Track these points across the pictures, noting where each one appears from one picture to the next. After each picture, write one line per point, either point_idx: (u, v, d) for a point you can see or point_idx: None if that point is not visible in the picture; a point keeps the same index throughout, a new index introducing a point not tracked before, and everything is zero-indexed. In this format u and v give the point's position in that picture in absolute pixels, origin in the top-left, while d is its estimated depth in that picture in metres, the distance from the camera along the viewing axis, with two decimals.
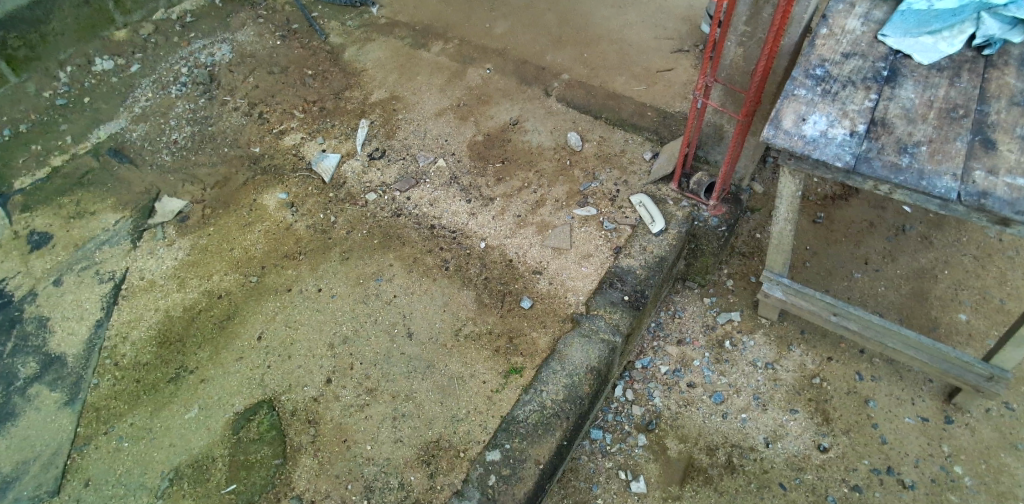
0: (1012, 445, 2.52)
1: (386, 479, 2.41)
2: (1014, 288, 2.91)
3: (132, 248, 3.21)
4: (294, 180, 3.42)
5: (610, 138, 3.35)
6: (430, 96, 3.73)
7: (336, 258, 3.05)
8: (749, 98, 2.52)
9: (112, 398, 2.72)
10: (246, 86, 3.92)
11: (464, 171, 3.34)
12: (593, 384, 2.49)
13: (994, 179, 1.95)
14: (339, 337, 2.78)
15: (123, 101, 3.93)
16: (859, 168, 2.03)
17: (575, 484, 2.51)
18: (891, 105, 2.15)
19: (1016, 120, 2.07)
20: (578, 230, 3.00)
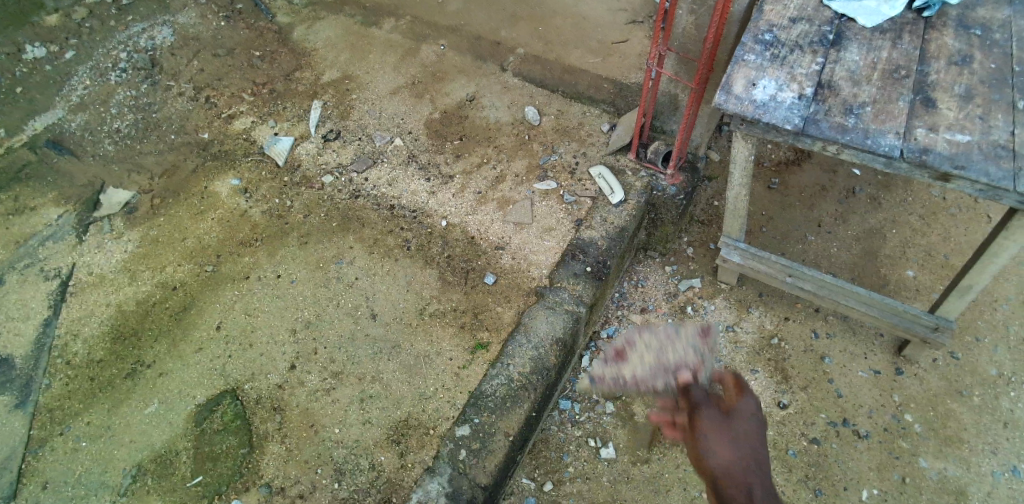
0: (958, 392, 2.64)
1: (356, 461, 2.39)
2: (957, 244, 3.03)
3: (79, 243, 3.08)
4: (246, 165, 3.33)
5: (567, 112, 3.35)
6: (384, 75, 3.66)
7: (294, 243, 2.99)
8: (701, 65, 2.51)
9: (65, 399, 2.62)
10: (190, 70, 3.78)
11: (422, 150, 3.29)
12: (559, 355, 2.51)
13: (934, 136, 2.02)
14: (301, 321, 2.74)
15: (60, 90, 3.75)
16: (807, 130, 2.07)
17: (546, 454, 2.54)
18: (836, 67, 2.20)
19: (954, 78, 2.14)
20: (539, 204, 3.00)
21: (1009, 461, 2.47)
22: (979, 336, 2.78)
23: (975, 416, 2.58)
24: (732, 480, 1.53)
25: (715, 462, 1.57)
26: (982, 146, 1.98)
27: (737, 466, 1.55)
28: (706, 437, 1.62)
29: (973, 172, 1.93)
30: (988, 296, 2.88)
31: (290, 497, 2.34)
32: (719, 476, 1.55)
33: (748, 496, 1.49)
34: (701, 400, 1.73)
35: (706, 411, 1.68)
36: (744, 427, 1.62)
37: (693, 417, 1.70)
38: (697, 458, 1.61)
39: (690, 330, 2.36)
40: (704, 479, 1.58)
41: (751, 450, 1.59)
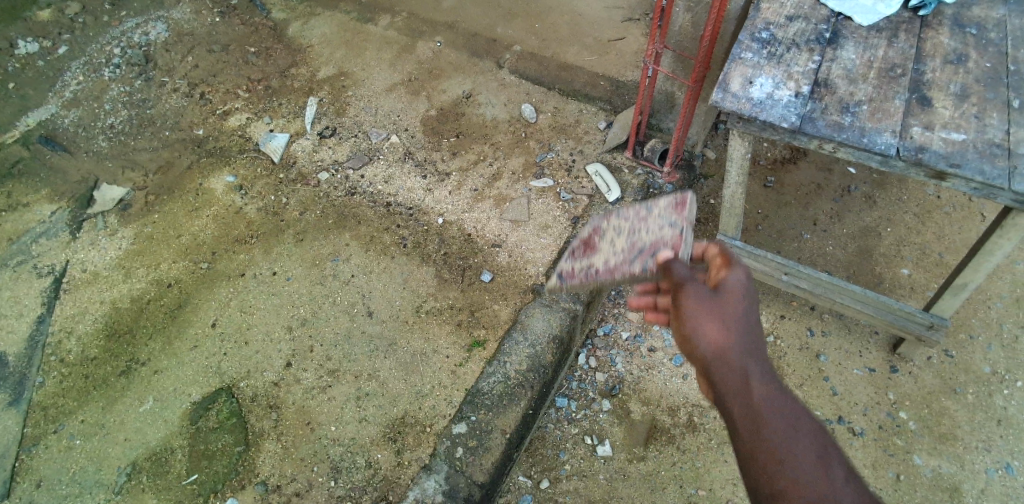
0: (952, 390, 2.66)
1: (352, 459, 2.39)
2: (951, 242, 3.05)
3: (72, 240, 3.06)
4: (241, 161, 3.31)
5: (564, 109, 3.34)
6: (380, 71, 3.65)
7: (290, 240, 2.98)
8: (698, 63, 2.51)
9: (59, 396, 2.61)
10: (185, 66, 3.75)
11: (418, 147, 3.28)
12: (556, 352, 2.51)
13: (930, 134, 2.02)
14: (297, 319, 2.73)
15: (53, 86, 3.72)
16: (804, 128, 2.08)
17: (542, 452, 2.54)
18: (833, 66, 2.21)
19: (950, 77, 2.14)
20: (535, 202, 3.00)
21: (1002, 458, 2.49)
22: (972, 334, 2.79)
23: (969, 413, 2.59)
24: (725, 364, 1.42)
25: (704, 346, 1.45)
26: (977, 145, 1.98)
27: (728, 347, 1.43)
28: (692, 319, 1.49)
29: (968, 170, 1.94)
30: (982, 294, 2.89)
31: (287, 495, 2.33)
32: (711, 360, 1.43)
33: (743, 377, 1.38)
34: (685, 277, 1.58)
35: (692, 288, 1.54)
36: (733, 300, 1.48)
37: (679, 296, 1.56)
38: (686, 342, 1.49)
39: (663, 206, 2.15)
40: (695, 362, 1.47)
41: (744, 325, 1.46)
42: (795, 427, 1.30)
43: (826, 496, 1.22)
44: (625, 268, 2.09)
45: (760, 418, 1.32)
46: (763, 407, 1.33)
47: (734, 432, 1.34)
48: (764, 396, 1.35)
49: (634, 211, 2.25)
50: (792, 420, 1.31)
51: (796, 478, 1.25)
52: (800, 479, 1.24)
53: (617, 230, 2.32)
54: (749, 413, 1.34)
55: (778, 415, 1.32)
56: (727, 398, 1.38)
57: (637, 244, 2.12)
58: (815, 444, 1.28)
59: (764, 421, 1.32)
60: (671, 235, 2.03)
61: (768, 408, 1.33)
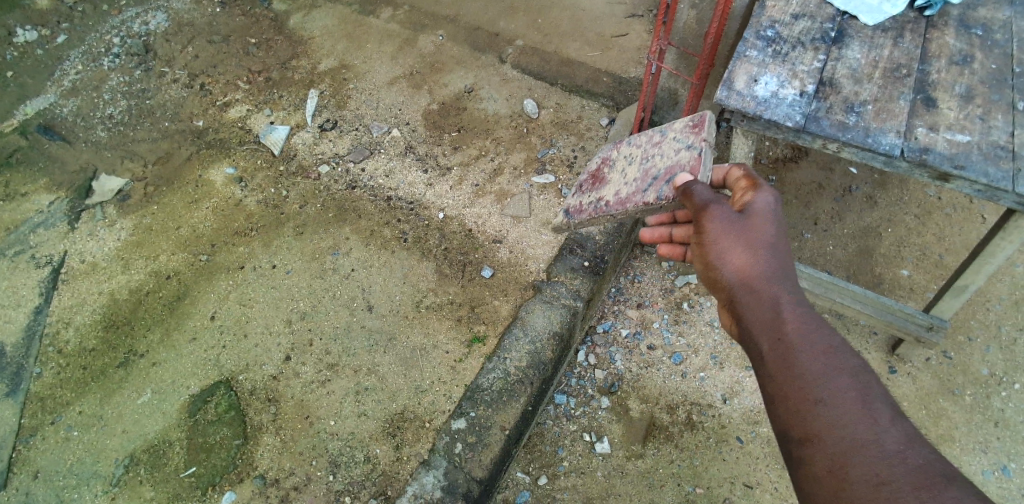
0: (950, 391, 2.66)
1: (351, 453, 2.39)
2: (951, 244, 3.05)
3: (70, 230, 3.05)
4: (241, 153, 3.30)
5: (566, 105, 3.33)
6: (381, 64, 3.63)
7: (290, 233, 2.97)
8: (702, 60, 2.49)
9: (57, 387, 2.60)
10: (185, 57, 3.73)
11: (419, 141, 3.27)
12: (556, 349, 2.51)
13: (935, 135, 2.02)
14: (296, 313, 2.72)
15: (51, 75, 3.69)
16: (808, 127, 2.07)
17: (541, 449, 2.54)
18: (838, 65, 2.20)
19: (955, 78, 2.14)
20: (537, 198, 2.99)
21: (999, 460, 2.49)
22: (971, 335, 2.80)
23: (967, 415, 2.60)
24: (751, 290, 1.55)
25: (729, 273, 1.59)
26: (982, 146, 1.98)
27: (754, 274, 1.56)
28: (718, 245, 1.63)
29: (972, 172, 1.93)
30: (981, 295, 2.89)
31: (284, 489, 2.33)
32: (736, 287, 1.58)
33: (770, 303, 1.50)
34: (711, 202, 1.72)
35: (716, 213, 1.67)
36: (759, 226, 1.61)
37: (704, 221, 1.70)
38: (712, 270, 1.64)
39: (677, 129, 2.38)
40: (720, 289, 1.61)
41: (769, 251, 1.59)
42: (827, 356, 1.38)
43: (863, 438, 1.27)
44: (644, 192, 2.30)
45: (788, 345, 1.42)
46: (792, 335, 1.43)
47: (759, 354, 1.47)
48: (792, 323, 1.45)
49: (653, 138, 2.46)
50: (826, 351, 1.39)
51: (832, 418, 1.31)
52: (837, 418, 1.31)
53: (636, 159, 2.52)
54: (775, 340, 1.44)
55: (807, 342, 1.41)
56: (753, 327, 1.50)
57: (655, 170, 2.34)
58: (853, 383, 1.34)
59: (793, 349, 1.41)
60: (689, 154, 2.22)
61: (795, 335, 1.42)
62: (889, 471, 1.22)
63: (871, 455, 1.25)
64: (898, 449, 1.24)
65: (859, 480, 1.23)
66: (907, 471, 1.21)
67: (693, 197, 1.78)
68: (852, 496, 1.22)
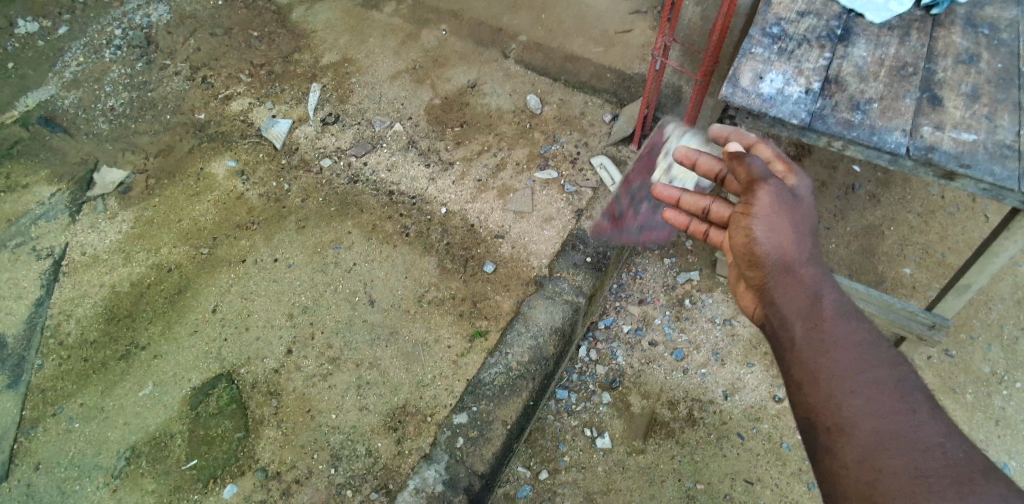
0: (951, 390, 2.66)
1: (352, 447, 2.39)
2: (953, 243, 3.05)
3: (72, 222, 3.04)
4: (243, 146, 3.29)
5: (570, 101, 3.32)
6: (384, 58, 3.62)
7: (292, 227, 2.96)
8: (707, 57, 2.48)
9: (58, 379, 2.60)
10: (187, 49, 3.72)
11: (422, 136, 3.27)
12: (558, 345, 2.50)
13: (941, 134, 2.01)
14: (298, 306, 2.72)
15: (52, 66, 3.68)
16: (814, 125, 2.07)
17: (542, 444, 2.55)
18: (844, 63, 2.19)
19: (961, 77, 2.13)
20: (539, 193, 2.99)
21: (999, 458, 2.50)
22: (973, 334, 2.80)
23: (968, 413, 2.60)
24: (792, 276, 1.51)
25: (773, 253, 1.53)
26: (987, 145, 1.98)
27: (796, 259, 1.52)
28: (766, 221, 1.55)
29: (978, 171, 1.93)
30: (983, 294, 2.90)
31: (286, 482, 2.33)
32: (776, 269, 1.52)
33: (812, 290, 1.48)
34: (764, 171, 1.61)
35: (771, 186, 1.58)
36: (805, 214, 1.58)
37: (755, 192, 1.59)
38: (754, 245, 1.56)
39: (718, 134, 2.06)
40: (759, 267, 1.55)
41: (810, 239, 1.56)
42: (866, 349, 1.37)
43: (899, 430, 1.25)
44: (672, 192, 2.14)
45: (827, 335, 1.39)
46: (831, 325, 1.41)
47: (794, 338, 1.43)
48: (833, 313, 1.42)
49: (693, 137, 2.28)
50: (864, 344, 1.37)
51: (867, 409, 1.29)
52: (871, 409, 1.29)
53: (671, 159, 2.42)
54: (813, 328, 1.42)
55: (847, 333, 1.39)
56: (791, 313, 1.47)
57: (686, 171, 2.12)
58: (892, 377, 1.32)
59: (831, 339, 1.39)
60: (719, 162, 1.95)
61: (835, 326, 1.40)
62: (927, 463, 1.20)
63: (909, 448, 1.23)
64: (938, 440, 1.22)
65: (895, 471, 1.21)
66: (946, 465, 1.19)
67: (743, 157, 1.64)
68: (889, 488, 1.20)
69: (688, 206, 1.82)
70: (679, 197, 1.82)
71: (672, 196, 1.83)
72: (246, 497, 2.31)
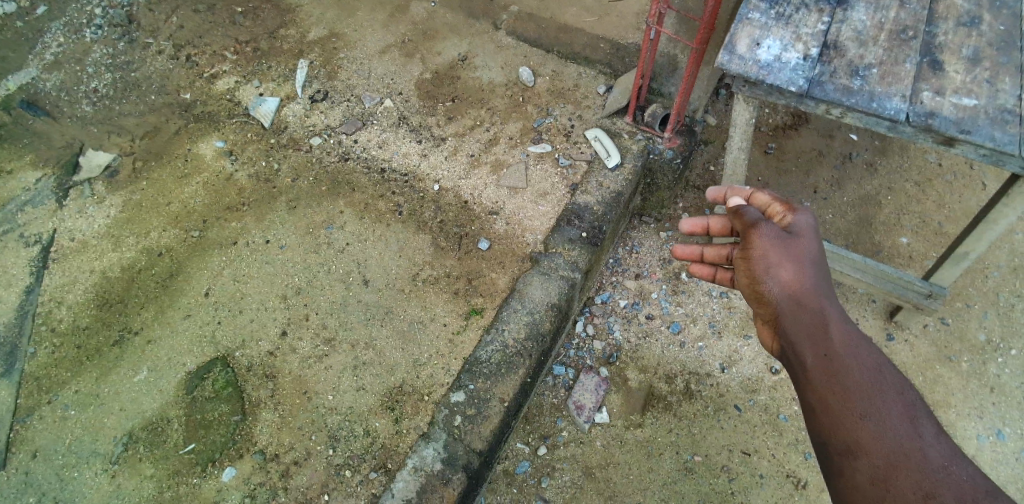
0: (947, 358, 2.66)
1: (350, 427, 2.38)
2: (951, 211, 3.03)
3: (59, 208, 2.99)
4: (230, 126, 3.23)
5: (563, 72, 3.26)
6: (373, 32, 3.54)
7: (283, 208, 2.92)
8: (703, 25, 2.42)
9: (52, 367, 2.58)
10: (169, 27, 3.62)
11: (413, 111, 3.20)
12: (554, 320, 2.47)
13: (941, 99, 1.97)
14: (292, 288, 2.69)
15: (32, 47, 3.59)
16: (812, 92, 2.02)
17: (541, 420, 2.55)
18: (843, 27, 2.14)
19: (962, 40, 2.08)
20: (533, 168, 2.94)
21: (994, 425, 2.51)
22: (969, 302, 2.79)
23: (964, 381, 2.61)
24: (802, 309, 1.47)
25: (778, 289, 1.51)
26: (989, 111, 1.93)
27: (804, 292, 1.48)
28: (765, 261, 1.54)
29: (978, 137, 1.90)
30: (980, 263, 2.88)
31: (285, 463, 2.33)
32: (784, 303, 1.49)
33: (820, 319, 1.43)
34: (755, 217, 1.62)
35: (764, 228, 1.58)
36: (805, 246, 1.55)
37: (751, 235, 1.60)
38: (758, 285, 1.54)
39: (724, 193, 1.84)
40: (767, 304, 1.52)
41: (817, 271, 1.52)
42: (875, 374, 1.34)
43: (906, 451, 1.24)
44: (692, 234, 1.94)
45: (836, 361, 1.36)
46: (841, 351, 1.37)
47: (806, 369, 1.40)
48: (841, 340, 1.39)
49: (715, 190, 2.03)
50: (873, 369, 1.34)
51: (876, 431, 1.26)
52: (881, 431, 1.27)
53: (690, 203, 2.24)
54: (823, 355, 1.38)
55: (856, 360, 1.36)
56: (799, 342, 1.43)
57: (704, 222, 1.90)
58: (900, 401, 1.30)
59: (841, 366, 1.35)
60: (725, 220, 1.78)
61: (845, 353, 1.37)
62: (935, 485, 1.19)
63: (916, 468, 1.22)
64: (943, 462, 1.22)
65: (904, 492, 1.20)
66: (954, 486, 1.18)
67: (736, 210, 1.67)
68: None
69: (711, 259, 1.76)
70: (699, 252, 1.77)
71: (693, 253, 1.78)
72: (245, 480, 2.31)
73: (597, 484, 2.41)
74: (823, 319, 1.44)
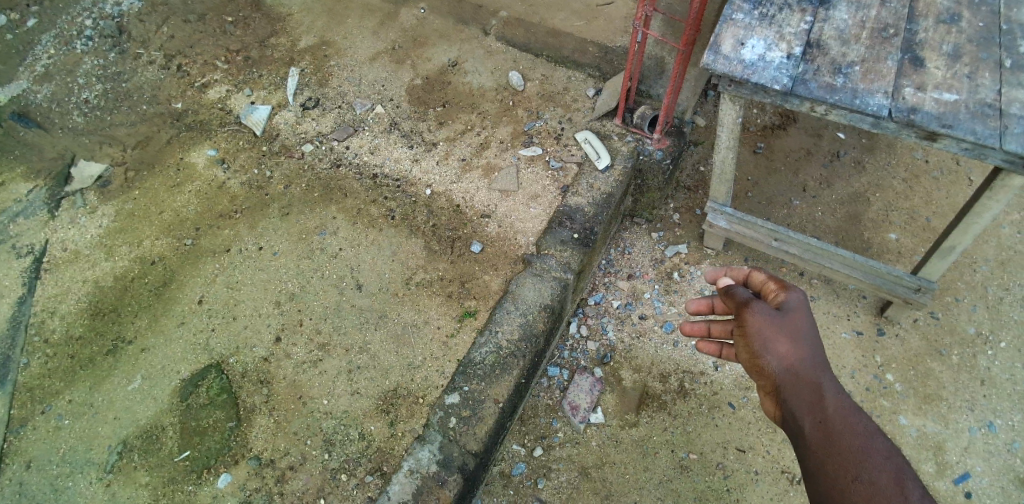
0: (938, 352, 2.69)
1: (345, 431, 2.39)
2: (939, 207, 3.06)
3: (51, 218, 2.99)
4: (222, 135, 3.24)
5: (552, 76, 3.28)
6: (362, 40, 3.56)
7: (275, 214, 2.93)
8: (689, 25, 2.45)
9: (46, 377, 2.57)
10: (160, 38, 3.63)
11: (404, 117, 3.22)
12: (547, 321, 2.47)
13: (923, 95, 2.00)
14: (285, 294, 2.70)
15: (23, 60, 3.60)
16: (796, 90, 2.06)
17: (536, 421, 2.56)
18: (825, 26, 2.17)
19: (942, 37, 2.11)
20: (524, 171, 2.96)
21: (985, 417, 2.53)
22: (958, 296, 2.82)
23: (955, 374, 2.63)
24: (800, 381, 1.44)
25: (776, 362, 1.48)
26: (969, 105, 1.97)
27: (801, 365, 1.46)
28: (760, 335, 1.51)
29: (960, 131, 1.93)
30: (968, 257, 2.91)
31: (280, 469, 2.33)
32: (782, 376, 1.47)
33: (818, 391, 1.41)
34: (747, 295, 1.58)
35: (757, 307, 1.54)
36: (801, 319, 1.50)
37: (745, 314, 1.56)
38: (757, 359, 1.51)
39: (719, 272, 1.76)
40: (766, 377, 1.49)
41: (814, 343, 1.48)
42: (866, 439, 1.33)
43: None
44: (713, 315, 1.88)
45: (833, 430, 1.35)
46: (838, 421, 1.36)
47: (804, 440, 1.37)
48: (837, 407, 1.38)
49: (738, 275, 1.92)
50: (866, 435, 1.33)
51: (867, 493, 1.25)
52: (870, 493, 1.25)
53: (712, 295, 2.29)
54: (820, 423, 1.37)
55: (850, 427, 1.34)
56: (798, 412, 1.41)
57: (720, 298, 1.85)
58: (888, 464, 1.28)
59: (837, 433, 1.34)
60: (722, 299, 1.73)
61: (840, 421, 1.36)
62: None
63: None
64: None
65: None
66: None
67: (728, 290, 1.64)
68: None
69: (718, 335, 1.75)
70: (706, 328, 1.76)
71: (700, 330, 1.77)
72: (241, 486, 2.30)
73: (594, 484, 2.42)
74: (820, 392, 1.41)
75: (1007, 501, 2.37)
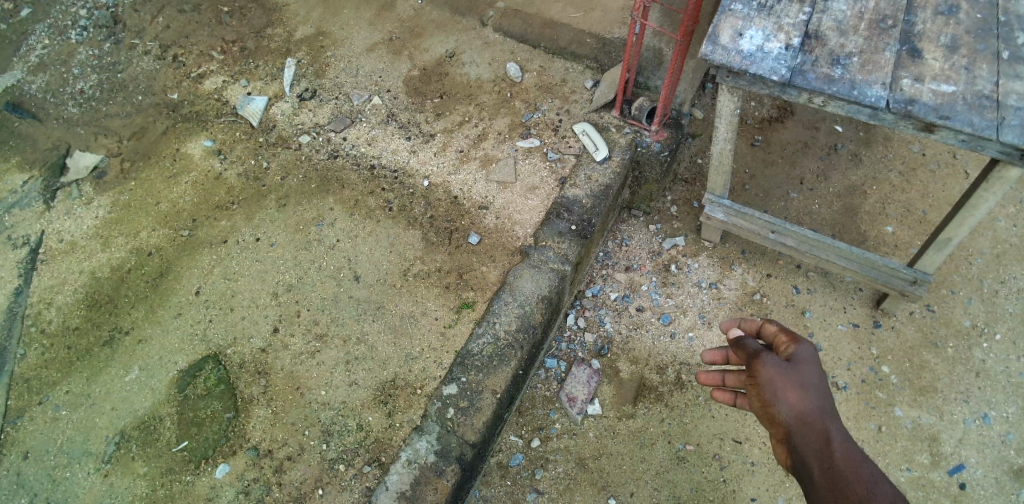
0: (933, 344, 2.70)
1: (343, 422, 2.39)
2: (935, 199, 3.06)
3: (46, 209, 2.98)
4: (219, 126, 3.23)
5: (550, 68, 3.27)
6: (359, 30, 3.54)
7: (273, 206, 2.92)
8: (687, 17, 2.43)
9: (42, 368, 2.57)
10: (155, 28, 3.61)
11: (402, 108, 3.21)
12: (545, 313, 2.48)
13: (921, 86, 2.00)
14: (282, 285, 2.69)
15: (17, 50, 3.57)
16: (794, 81, 2.06)
17: (533, 413, 2.57)
18: (824, 17, 2.17)
19: (940, 29, 2.11)
20: (522, 162, 2.96)
21: (980, 408, 2.55)
22: (954, 289, 2.83)
23: (950, 366, 2.65)
24: (810, 430, 1.40)
25: (785, 410, 1.45)
26: (966, 96, 1.97)
27: (811, 414, 1.42)
28: (770, 385, 1.49)
29: (957, 122, 1.93)
30: (964, 249, 2.93)
31: (278, 458, 2.33)
32: (791, 424, 1.43)
33: (827, 439, 1.37)
34: (756, 346, 1.58)
35: (766, 357, 1.53)
36: (810, 370, 1.48)
37: (756, 364, 1.54)
38: (767, 409, 1.48)
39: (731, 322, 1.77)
40: (776, 427, 1.46)
41: (824, 395, 1.45)
42: (871, 484, 1.26)
43: None
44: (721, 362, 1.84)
45: (839, 476, 1.29)
46: (845, 467, 1.30)
47: (811, 487, 1.32)
48: (845, 455, 1.33)
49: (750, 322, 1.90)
50: (871, 482, 1.26)
51: None
52: None
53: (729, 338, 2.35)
54: (827, 469, 1.32)
55: (856, 474, 1.29)
56: (806, 459, 1.36)
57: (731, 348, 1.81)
58: None
59: (843, 479, 1.29)
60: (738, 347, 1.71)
61: (847, 467, 1.30)
62: None
63: None
64: None
65: None
66: None
67: (739, 341, 1.63)
68: None
69: (733, 385, 1.68)
70: (722, 379, 1.70)
71: (714, 380, 1.71)
72: (239, 476, 2.31)
73: (591, 475, 2.43)
74: (829, 439, 1.37)
75: (1001, 493, 2.39)
